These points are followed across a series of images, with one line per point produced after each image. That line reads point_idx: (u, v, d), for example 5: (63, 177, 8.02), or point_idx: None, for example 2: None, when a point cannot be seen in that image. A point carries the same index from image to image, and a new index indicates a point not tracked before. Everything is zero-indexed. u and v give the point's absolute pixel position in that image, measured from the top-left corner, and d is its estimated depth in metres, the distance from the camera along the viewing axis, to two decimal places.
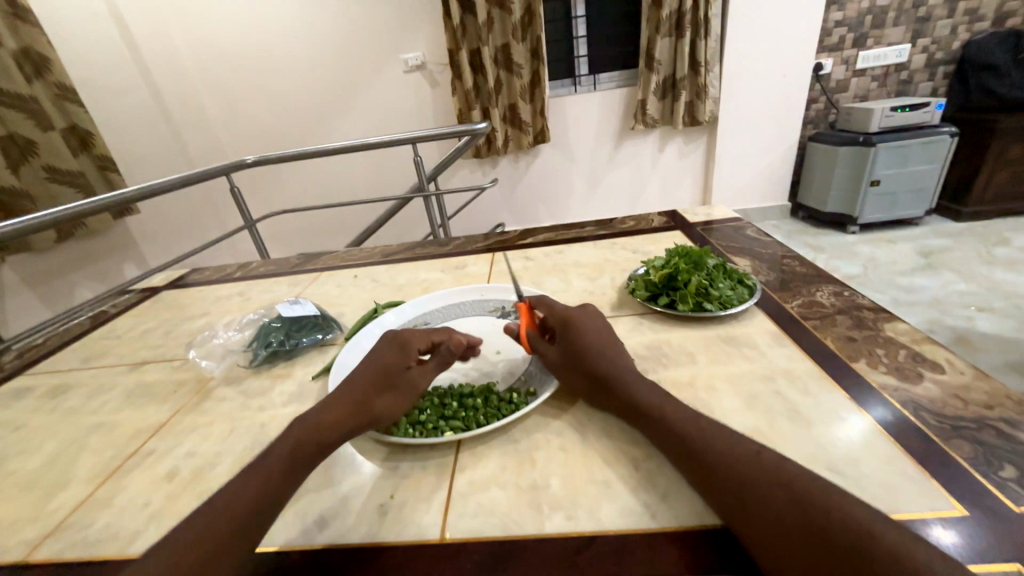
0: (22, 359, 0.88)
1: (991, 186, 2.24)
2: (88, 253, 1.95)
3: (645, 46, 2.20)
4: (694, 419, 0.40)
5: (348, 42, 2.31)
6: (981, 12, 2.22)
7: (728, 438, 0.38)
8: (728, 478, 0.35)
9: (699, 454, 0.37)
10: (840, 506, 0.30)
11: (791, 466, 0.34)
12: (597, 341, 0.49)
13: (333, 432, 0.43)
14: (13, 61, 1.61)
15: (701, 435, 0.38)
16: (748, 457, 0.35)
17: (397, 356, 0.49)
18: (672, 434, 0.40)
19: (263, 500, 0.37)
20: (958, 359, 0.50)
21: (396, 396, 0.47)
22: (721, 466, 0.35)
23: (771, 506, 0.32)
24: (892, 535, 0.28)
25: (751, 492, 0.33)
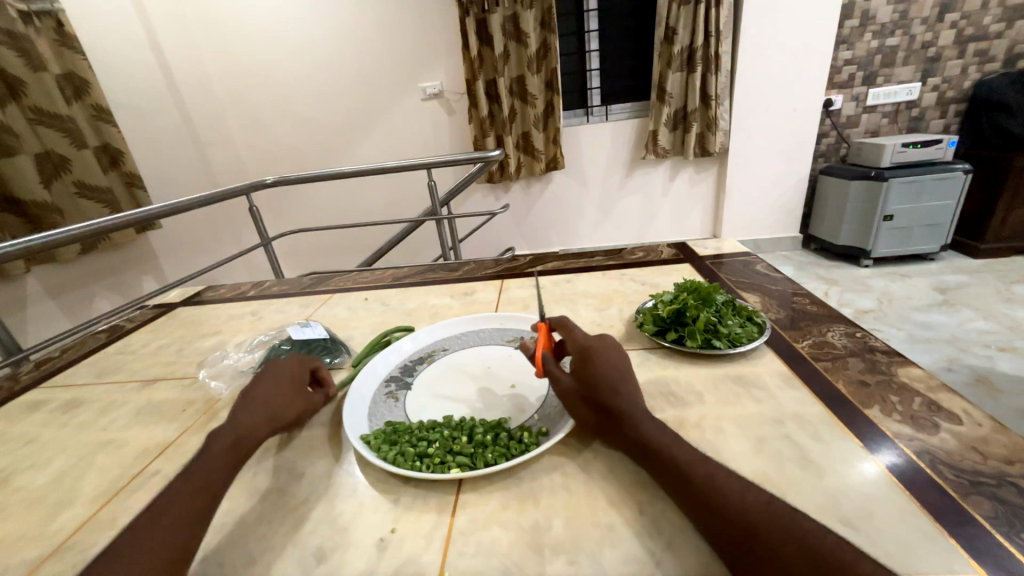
0: (39, 371, 0.90)
1: (1008, 223, 2.21)
2: (110, 266, 2.00)
3: (657, 79, 2.25)
4: (704, 462, 0.39)
5: (369, 70, 2.41)
6: (991, 53, 2.25)
7: (737, 483, 0.37)
8: (738, 526, 0.34)
9: (708, 499, 0.36)
10: (854, 563, 0.29)
11: (801, 516, 0.33)
12: (613, 372, 0.49)
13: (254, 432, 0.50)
14: (56, 83, 1.71)
15: (708, 477, 0.38)
16: (757, 504, 0.35)
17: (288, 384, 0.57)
18: (679, 476, 0.39)
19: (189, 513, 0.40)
20: (975, 410, 0.48)
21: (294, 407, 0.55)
22: (730, 513, 0.35)
23: (784, 559, 0.31)
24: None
25: (761, 543, 0.32)
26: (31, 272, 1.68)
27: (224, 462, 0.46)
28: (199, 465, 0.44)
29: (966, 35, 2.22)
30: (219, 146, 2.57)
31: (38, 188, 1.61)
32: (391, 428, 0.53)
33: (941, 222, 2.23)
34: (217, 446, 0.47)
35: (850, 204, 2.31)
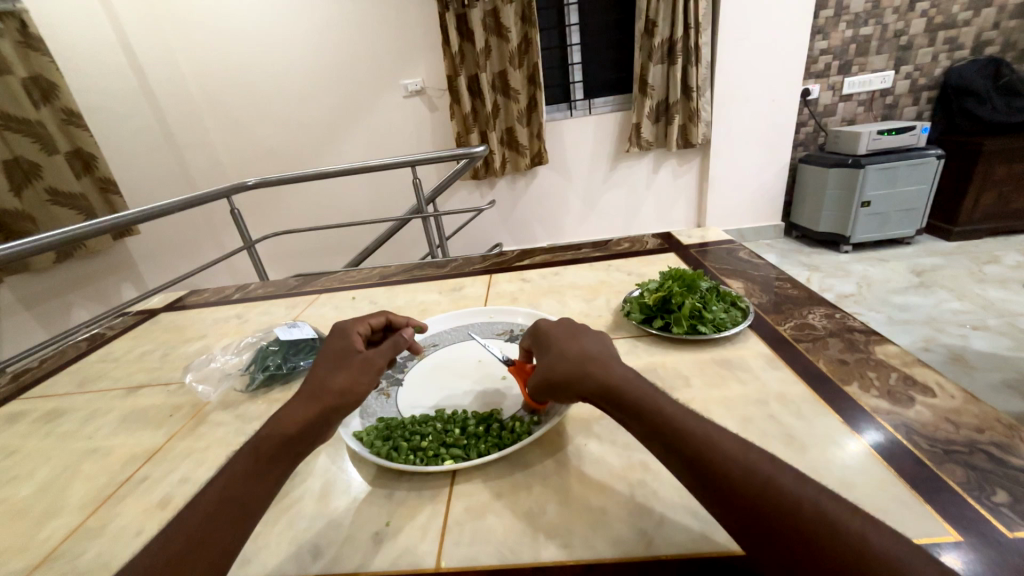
0: (17, 383, 0.87)
1: (979, 206, 2.28)
2: (87, 273, 1.95)
3: (639, 72, 2.27)
4: (697, 420, 0.38)
5: (350, 69, 2.38)
6: (960, 41, 2.31)
7: (738, 442, 0.36)
8: (733, 493, 0.33)
9: (703, 463, 0.35)
10: (847, 525, 0.30)
11: (795, 477, 0.33)
12: (580, 347, 0.47)
13: (296, 424, 0.43)
14: (22, 87, 1.66)
15: (702, 437, 0.36)
16: (750, 464, 0.34)
17: (348, 345, 0.51)
18: (672, 438, 0.37)
19: (218, 515, 0.37)
20: (947, 383, 0.50)
21: (352, 374, 0.47)
22: (725, 477, 0.33)
23: (779, 524, 0.31)
24: (910, 561, 0.28)
25: (756, 507, 0.32)
26: (3, 282, 1.64)
27: (268, 459, 0.40)
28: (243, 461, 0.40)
29: (936, 24, 2.28)
30: (195, 149, 2.50)
31: (5, 196, 1.57)
32: (384, 424, 0.53)
33: (917, 206, 2.29)
34: (254, 446, 0.41)
35: (830, 191, 2.36)
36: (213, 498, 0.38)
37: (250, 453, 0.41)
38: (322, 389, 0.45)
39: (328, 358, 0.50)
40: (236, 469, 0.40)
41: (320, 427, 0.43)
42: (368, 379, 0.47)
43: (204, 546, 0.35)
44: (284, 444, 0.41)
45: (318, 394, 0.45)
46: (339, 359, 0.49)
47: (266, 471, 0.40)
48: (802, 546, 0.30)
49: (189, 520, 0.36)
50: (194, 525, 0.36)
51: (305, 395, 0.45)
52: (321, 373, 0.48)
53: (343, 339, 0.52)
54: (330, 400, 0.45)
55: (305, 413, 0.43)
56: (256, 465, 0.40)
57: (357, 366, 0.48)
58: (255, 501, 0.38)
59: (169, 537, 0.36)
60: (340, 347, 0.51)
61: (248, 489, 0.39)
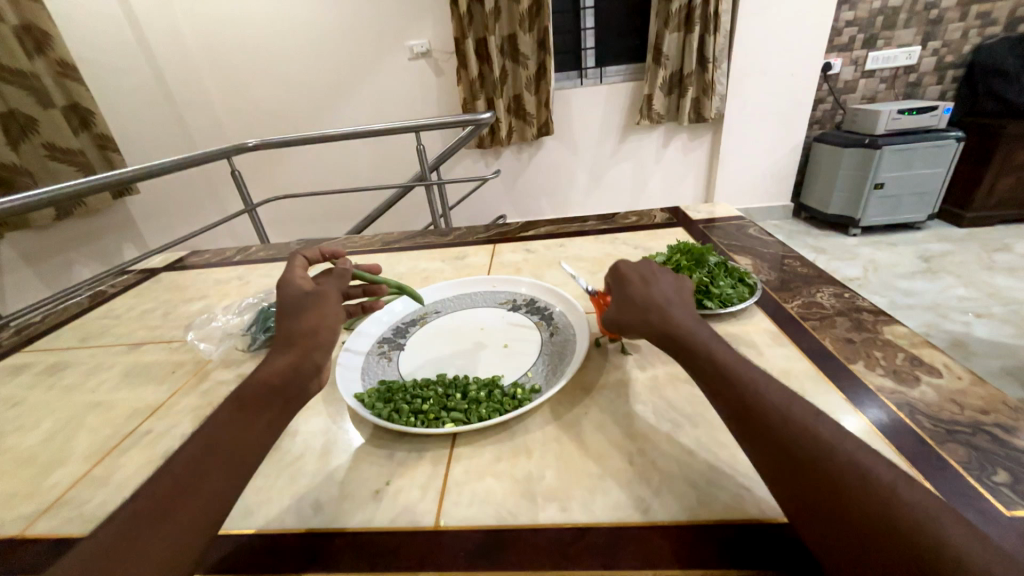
0: (21, 337, 0.88)
1: (994, 192, 2.23)
2: (87, 231, 1.93)
3: (654, 40, 2.18)
4: (754, 374, 0.39)
5: (354, 27, 2.28)
6: (994, 16, 2.20)
7: (787, 399, 0.36)
8: (770, 430, 0.34)
9: (744, 402, 0.37)
10: (876, 468, 0.31)
11: (837, 434, 0.33)
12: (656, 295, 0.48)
13: (285, 372, 0.43)
14: (14, 36, 1.59)
15: (746, 383, 0.38)
16: (790, 411, 0.35)
17: (296, 290, 0.50)
18: (720, 379, 0.39)
19: (214, 458, 0.36)
20: (955, 364, 0.50)
21: (316, 314, 0.48)
22: (764, 417, 0.35)
23: (809, 460, 0.32)
24: (935, 503, 0.28)
25: (788, 445, 0.33)
26: (4, 238, 1.63)
27: (259, 407, 0.40)
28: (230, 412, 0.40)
29: None
30: (195, 107, 2.43)
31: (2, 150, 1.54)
32: (385, 386, 0.54)
33: (932, 190, 2.24)
34: (239, 398, 0.41)
35: (843, 172, 2.30)
36: (200, 443, 0.37)
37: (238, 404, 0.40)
38: (298, 335, 0.46)
39: (284, 309, 0.49)
40: (221, 418, 0.39)
41: (308, 367, 0.44)
42: (332, 311, 0.49)
43: (198, 487, 0.34)
44: (270, 390, 0.41)
45: (296, 341, 0.45)
46: (293, 302, 0.49)
47: (259, 417, 0.40)
48: (830, 482, 0.30)
49: (177, 465, 0.36)
50: (184, 469, 0.35)
51: (283, 348, 0.45)
52: (285, 324, 0.47)
53: (288, 288, 0.50)
54: (307, 341, 0.45)
55: (287, 361, 0.44)
56: (244, 411, 0.40)
57: (314, 303, 0.48)
58: (251, 444, 0.38)
59: (156, 482, 0.35)
60: (288, 295, 0.50)
61: (240, 433, 0.38)
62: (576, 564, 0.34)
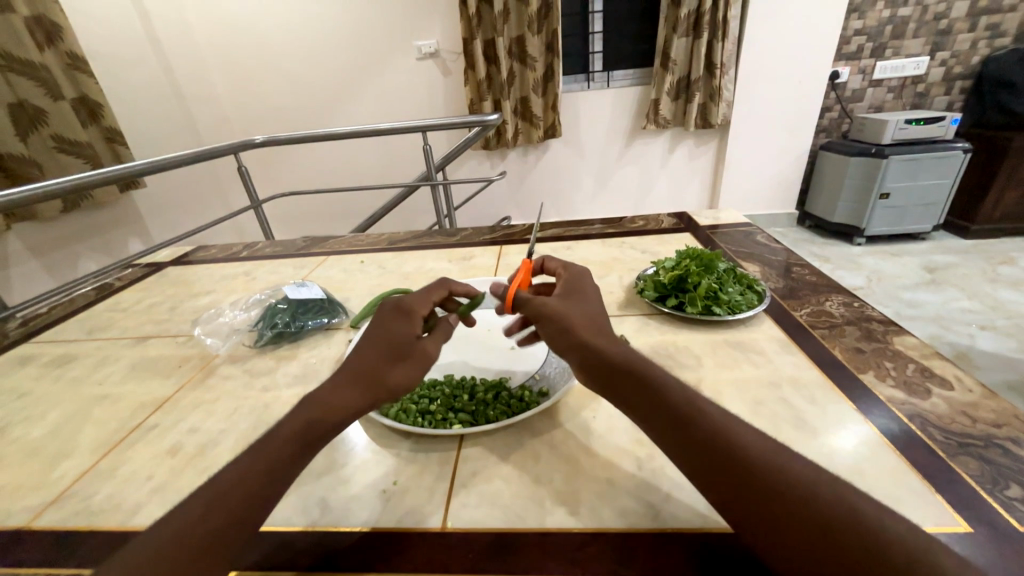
0: (27, 328, 0.88)
1: (1000, 205, 2.22)
2: (93, 225, 1.94)
3: (662, 45, 2.18)
4: (706, 406, 0.36)
5: (364, 27, 2.29)
6: (1003, 28, 2.19)
7: (748, 432, 0.34)
8: (739, 464, 0.32)
9: (706, 441, 0.34)
10: (847, 492, 0.30)
11: (809, 467, 0.32)
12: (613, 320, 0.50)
13: (342, 414, 0.40)
14: (25, 28, 1.60)
15: (699, 410, 0.36)
16: (750, 437, 0.34)
17: (406, 326, 0.45)
18: (672, 420, 0.35)
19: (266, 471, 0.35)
20: (966, 376, 0.49)
21: (407, 367, 0.43)
22: (730, 449, 0.33)
23: (786, 493, 0.30)
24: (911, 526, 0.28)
25: (759, 480, 0.31)
26: (10, 230, 1.64)
27: (316, 428, 0.39)
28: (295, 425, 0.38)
29: (979, 8, 2.16)
30: (203, 103, 2.45)
31: (11, 141, 1.55)
32: None
33: (937, 200, 2.23)
34: (304, 410, 0.40)
35: (848, 181, 2.30)
36: (260, 450, 0.37)
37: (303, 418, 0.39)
38: (377, 379, 0.42)
39: (382, 338, 0.44)
40: (286, 428, 0.38)
41: (363, 413, 0.42)
42: (422, 375, 0.44)
43: (228, 499, 0.33)
44: (324, 424, 0.39)
45: (371, 384, 0.42)
46: (393, 337, 0.44)
47: (314, 438, 0.38)
48: (810, 515, 0.29)
49: (215, 473, 0.35)
50: (223, 480, 0.35)
51: (353, 381, 0.42)
52: (373, 357, 0.43)
53: (399, 316, 0.46)
54: (381, 394, 0.42)
55: (350, 396, 0.41)
56: (283, 423, 0.39)
57: (413, 358, 0.44)
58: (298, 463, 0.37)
59: (193, 491, 0.34)
60: (398, 327, 0.45)
61: (274, 447, 0.37)
62: (584, 570, 0.34)
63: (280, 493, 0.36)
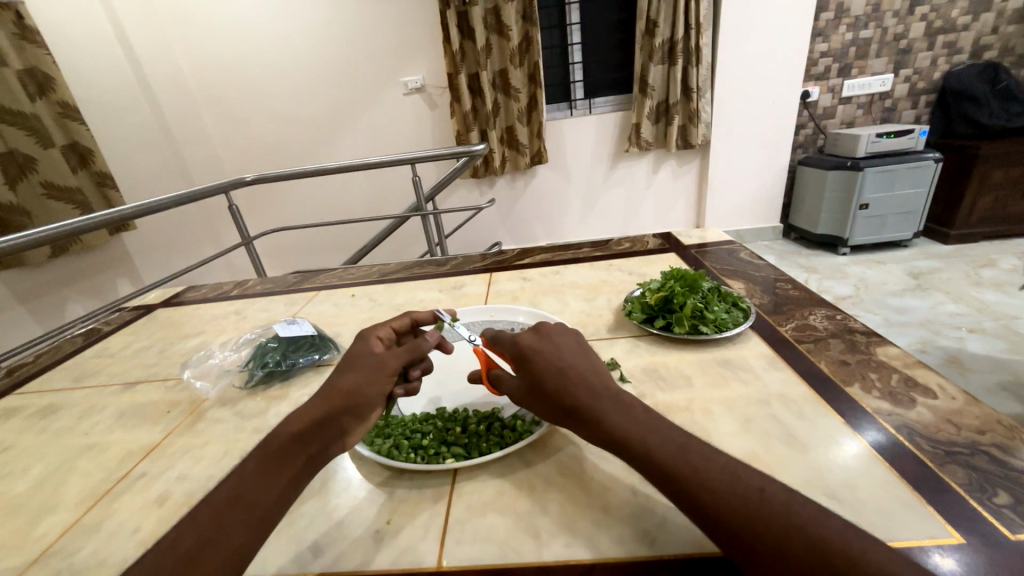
0: (12, 378, 0.86)
1: (976, 210, 2.29)
2: (82, 269, 1.93)
3: (639, 72, 2.27)
4: (681, 450, 0.36)
5: (352, 67, 2.37)
6: (959, 45, 2.32)
7: (724, 471, 0.34)
8: (714, 512, 0.32)
9: (687, 491, 0.34)
10: (818, 523, 0.30)
11: (789, 503, 0.32)
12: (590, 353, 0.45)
13: (307, 426, 0.41)
14: (18, 80, 1.64)
15: (669, 453, 0.36)
16: (718, 474, 0.34)
17: (364, 346, 0.49)
18: (652, 471, 0.36)
19: (233, 509, 0.36)
20: (949, 385, 0.50)
21: (360, 374, 0.45)
22: (702, 496, 0.33)
23: (754, 530, 0.31)
24: (878, 545, 0.29)
25: (733, 524, 0.31)
26: None
27: (281, 461, 0.39)
28: (261, 462, 0.39)
29: (935, 28, 2.29)
30: (193, 144, 2.49)
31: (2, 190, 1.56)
32: (385, 421, 0.53)
33: (915, 209, 2.30)
34: (268, 445, 0.40)
35: (828, 193, 2.37)
36: (225, 492, 0.37)
37: (267, 452, 0.40)
38: (332, 389, 0.44)
39: (344, 358, 0.48)
40: (251, 466, 0.39)
41: (331, 429, 0.42)
42: (377, 380, 0.45)
43: (213, 544, 0.34)
44: (294, 442, 0.40)
45: (328, 395, 0.43)
46: (354, 358, 0.47)
47: (281, 471, 0.39)
48: (778, 552, 0.30)
49: (197, 518, 0.36)
50: (193, 525, 0.35)
51: (320, 398, 0.44)
52: (334, 373, 0.46)
53: (360, 341, 0.50)
54: (338, 401, 0.43)
55: (314, 411, 0.42)
56: (267, 463, 0.39)
57: (368, 367, 0.46)
58: (268, 496, 0.37)
59: (176, 537, 0.35)
60: (356, 348, 0.49)
61: (259, 489, 0.38)
62: None
63: (260, 531, 0.36)
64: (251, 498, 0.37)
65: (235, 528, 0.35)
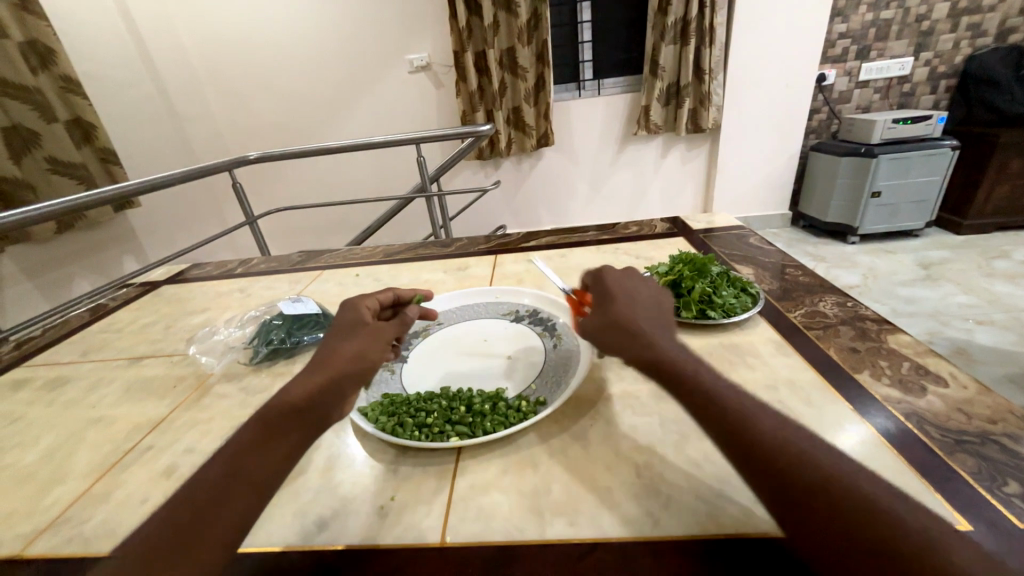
0: (21, 352, 0.87)
1: (991, 199, 2.24)
2: (89, 244, 1.94)
3: (651, 52, 2.20)
4: (738, 397, 0.37)
5: (356, 43, 2.32)
6: (984, 28, 2.24)
7: (777, 422, 0.35)
8: (761, 450, 0.33)
9: (736, 429, 0.34)
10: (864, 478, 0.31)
11: (837, 459, 0.32)
12: (641, 312, 0.46)
13: (311, 398, 0.42)
14: (19, 52, 1.62)
15: (727, 397, 0.37)
16: (770, 422, 0.35)
17: (356, 319, 0.51)
18: (704, 404, 0.37)
19: (232, 483, 0.36)
20: (961, 373, 0.50)
21: (362, 346, 0.47)
22: (752, 435, 0.34)
23: (798, 497, 0.30)
24: (924, 520, 0.28)
25: (779, 461, 0.32)
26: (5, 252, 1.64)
27: (278, 435, 0.39)
28: (256, 438, 0.39)
29: (960, 9, 2.21)
30: (197, 121, 2.46)
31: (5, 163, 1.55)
32: (389, 400, 0.53)
33: (928, 197, 2.25)
34: (262, 419, 0.40)
35: (840, 180, 2.32)
36: (221, 467, 0.37)
37: (263, 427, 0.39)
38: (334, 360, 0.45)
39: (341, 327, 0.50)
40: (246, 440, 0.38)
41: (331, 399, 0.43)
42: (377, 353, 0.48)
43: (214, 517, 0.34)
44: (292, 415, 0.40)
45: (332, 364, 0.45)
46: (350, 331, 0.49)
47: (279, 445, 0.39)
48: (814, 500, 0.30)
49: (193, 492, 0.35)
50: (189, 500, 0.35)
51: (321, 367, 0.45)
52: (332, 344, 0.47)
53: (352, 311, 0.52)
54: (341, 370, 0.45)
55: (313, 384, 0.43)
56: (262, 434, 0.39)
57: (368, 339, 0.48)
58: (266, 470, 0.37)
59: (173, 511, 0.34)
60: (351, 318, 0.51)
61: (257, 461, 0.37)
62: None
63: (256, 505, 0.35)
64: (249, 472, 0.36)
65: (234, 503, 0.35)
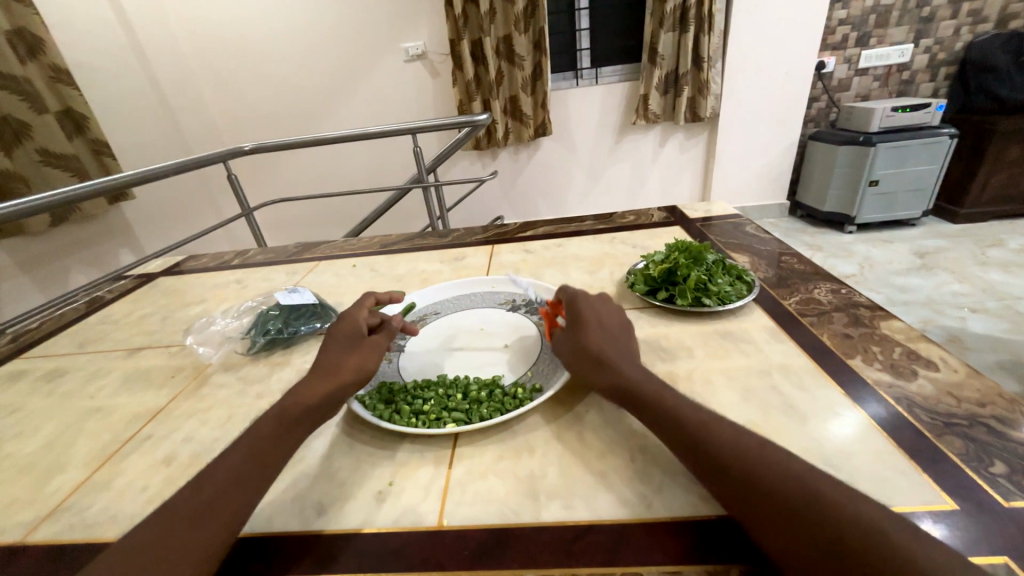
0: (17, 344, 0.87)
1: (988, 187, 2.24)
2: (84, 237, 1.93)
3: (649, 40, 2.18)
4: (695, 409, 0.40)
5: (351, 31, 2.28)
6: (985, 13, 2.21)
7: (731, 428, 0.37)
8: (714, 456, 0.35)
9: (691, 441, 0.37)
10: (811, 474, 0.33)
11: (788, 458, 0.34)
12: (600, 332, 0.49)
13: (317, 400, 0.44)
14: (7, 42, 1.59)
15: (683, 411, 0.40)
16: (723, 429, 0.37)
17: (353, 327, 0.52)
18: (664, 418, 0.40)
19: (249, 467, 0.39)
20: (952, 358, 0.50)
21: (364, 355, 0.49)
22: (707, 444, 0.36)
23: (750, 499, 0.33)
24: (865, 509, 0.30)
25: (730, 466, 0.35)
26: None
27: (293, 427, 0.42)
28: (274, 428, 0.42)
29: None
30: (191, 112, 2.44)
31: None
32: (387, 388, 0.54)
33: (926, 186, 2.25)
34: (280, 410, 0.43)
35: (837, 170, 2.31)
36: (241, 452, 0.40)
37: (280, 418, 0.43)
38: (337, 368, 0.47)
39: (338, 335, 0.51)
40: (265, 428, 0.42)
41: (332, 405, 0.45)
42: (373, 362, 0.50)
43: (225, 499, 0.36)
44: (304, 414, 0.43)
45: (334, 372, 0.47)
46: (349, 340, 0.50)
47: (292, 439, 0.42)
48: (763, 500, 0.32)
49: (214, 472, 0.38)
50: (208, 479, 0.38)
51: (324, 375, 0.47)
52: (332, 352, 0.49)
53: (347, 320, 0.53)
54: (344, 378, 0.47)
55: (321, 387, 0.45)
56: (279, 426, 0.42)
57: (368, 349, 0.50)
58: (280, 459, 0.40)
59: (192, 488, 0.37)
60: (346, 327, 0.52)
61: (273, 450, 0.40)
62: (578, 561, 0.34)
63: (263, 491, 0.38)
64: (265, 459, 0.40)
65: (248, 486, 0.38)
